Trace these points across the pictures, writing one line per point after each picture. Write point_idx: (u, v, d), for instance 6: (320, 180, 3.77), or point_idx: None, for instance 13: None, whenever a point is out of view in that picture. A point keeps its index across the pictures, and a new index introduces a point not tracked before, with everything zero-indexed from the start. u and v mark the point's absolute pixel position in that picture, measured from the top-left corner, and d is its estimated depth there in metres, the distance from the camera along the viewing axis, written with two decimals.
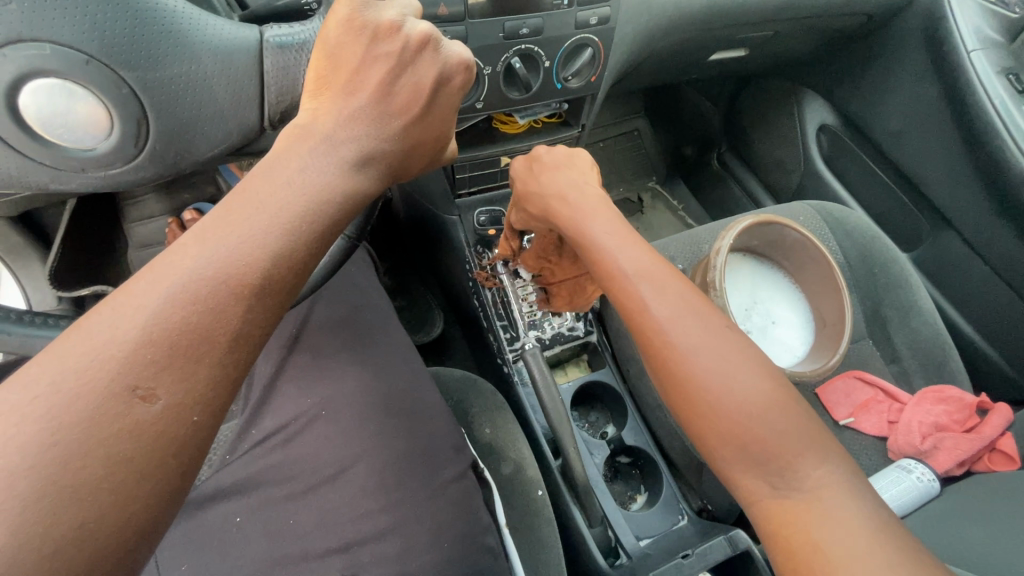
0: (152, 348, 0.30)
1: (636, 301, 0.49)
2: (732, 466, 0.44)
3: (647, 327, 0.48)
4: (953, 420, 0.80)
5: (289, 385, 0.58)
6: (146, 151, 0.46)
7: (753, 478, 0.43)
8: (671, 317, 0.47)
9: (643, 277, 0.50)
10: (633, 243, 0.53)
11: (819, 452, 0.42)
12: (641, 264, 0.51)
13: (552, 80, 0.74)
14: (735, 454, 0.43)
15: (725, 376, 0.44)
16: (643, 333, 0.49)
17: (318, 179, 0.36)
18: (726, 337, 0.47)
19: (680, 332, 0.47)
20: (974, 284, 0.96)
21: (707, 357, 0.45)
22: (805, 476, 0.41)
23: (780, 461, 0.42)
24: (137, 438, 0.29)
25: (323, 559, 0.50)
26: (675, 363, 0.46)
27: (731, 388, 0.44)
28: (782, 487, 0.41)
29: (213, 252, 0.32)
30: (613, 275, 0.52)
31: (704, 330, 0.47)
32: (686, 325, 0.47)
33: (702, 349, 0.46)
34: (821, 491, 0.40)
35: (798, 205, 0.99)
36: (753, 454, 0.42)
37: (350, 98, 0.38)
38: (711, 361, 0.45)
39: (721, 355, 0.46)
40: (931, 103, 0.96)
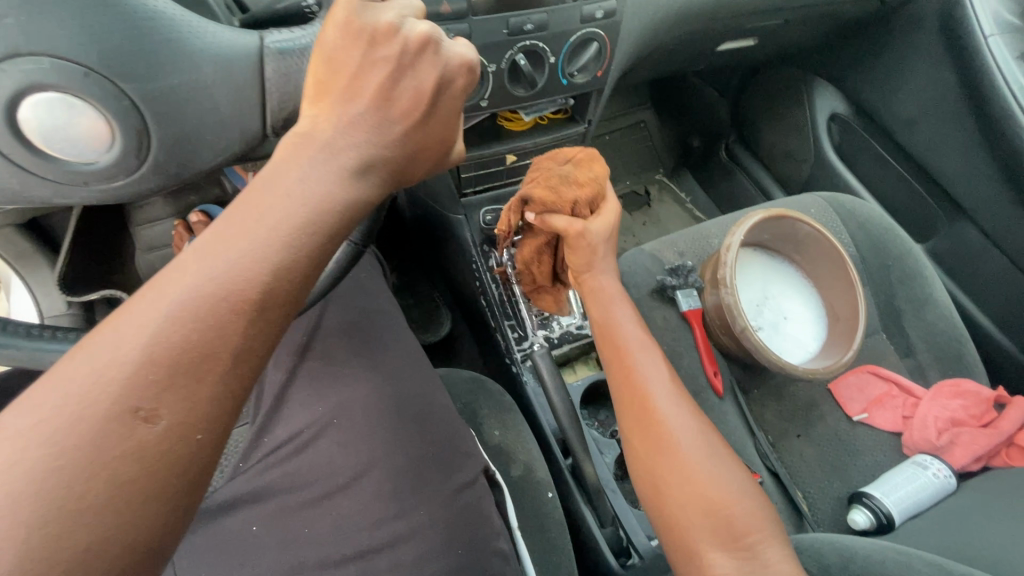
0: (154, 368, 0.29)
1: (645, 386, 0.59)
2: (704, 536, 0.50)
3: (651, 407, 0.57)
4: (970, 415, 0.79)
5: (299, 391, 0.58)
6: (149, 163, 0.45)
7: (720, 550, 0.48)
8: (664, 397, 0.58)
9: (648, 362, 0.61)
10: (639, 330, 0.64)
11: (778, 538, 0.49)
12: (645, 348, 0.63)
13: (558, 76, 0.73)
14: (707, 523, 0.50)
15: (706, 454, 0.54)
16: (637, 404, 0.58)
17: (318, 189, 0.35)
18: (712, 434, 0.56)
19: (670, 412, 0.57)
20: (990, 276, 0.94)
21: (696, 443, 0.55)
22: (768, 554, 0.47)
23: (746, 538, 0.49)
24: (141, 459, 0.29)
25: (338, 566, 0.50)
26: (671, 441, 0.55)
27: (713, 472, 0.53)
28: (747, 561, 0.47)
29: (212, 268, 0.32)
30: (625, 360, 0.62)
31: (698, 425, 0.57)
32: (684, 417, 0.57)
33: (695, 438, 0.55)
34: (781, 564, 0.46)
35: (808, 197, 0.97)
36: (727, 530, 0.49)
37: (349, 103, 0.37)
38: (701, 447, 0.55)
39: (703, 439, 0.55)
40: (946, 90, 0.93)
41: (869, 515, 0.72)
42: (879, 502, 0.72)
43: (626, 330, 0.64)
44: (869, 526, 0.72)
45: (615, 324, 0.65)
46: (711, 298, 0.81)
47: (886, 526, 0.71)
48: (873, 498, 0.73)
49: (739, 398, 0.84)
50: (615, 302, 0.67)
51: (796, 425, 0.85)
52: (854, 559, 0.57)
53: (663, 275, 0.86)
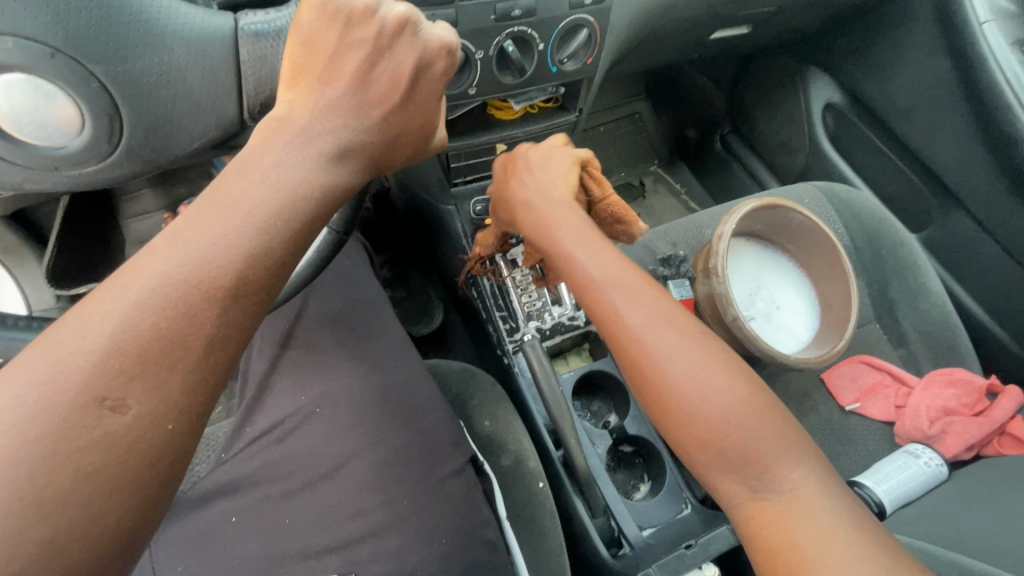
0: (122, 357, 0.29)
1: (621, 327, 0.50)
2: (715, 470, 0.46)
3: (628, 344, 0.50)
4: (962, 403, 0.79)
5: (283, 380, 0.58)
6: (122, 148, 0.45)
7: (733, 480, 0.45)
8: (641, 327, 0.50)
9: (618, 291, 0.52)
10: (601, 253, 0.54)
11: (791, 450, 0.45)
12: (612, 272, 0.53)
13: (547, 63, 0.72)
14: (716, 459, 0.46)
15: (699, 384, 0.47)
16: (614, 343, 0.51)
17: (292, 174, 0.35)
18: (702, 354, 0.48)
19: (652, 343, 0.49)
20: (984, 265, 0.94)
21: (686, 372, 0.47)
22: (782, 478, 0.44)
23: (757, 466, 0.44)
24: (108, 449, 0.28)
25: (321, 557, 0.49)
26: (657, 384, 0.48)
27: (709, 401, 0.46)
28: (761, 489, 0.44)
29: (184, 255, 0.31)
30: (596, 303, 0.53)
31: (684, 351, 0.48)
32: (666, 346, 0.49)
33: (683, 367, 0.48)
34: (795, 489, 0.43)
35: (801, 187, 0.97)
36: (735, 460, 0.45)
37: (325, 88, 0.37)
38: (693, 379, 0.47)
39: (693, 365, 0.48)
40: (941, 78, 0.93)
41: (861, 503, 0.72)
42: (870, 491, 0.72)
43: (588, 265, 0.54)
44: None
45: (577, 261, 0.55)
46: (702, 287, 0.81)
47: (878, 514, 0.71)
48: (865, 487, 0.73)
49: None
50: (568, 228, 0.57)
51: None
52: None
53: (655, 264, 0.87)
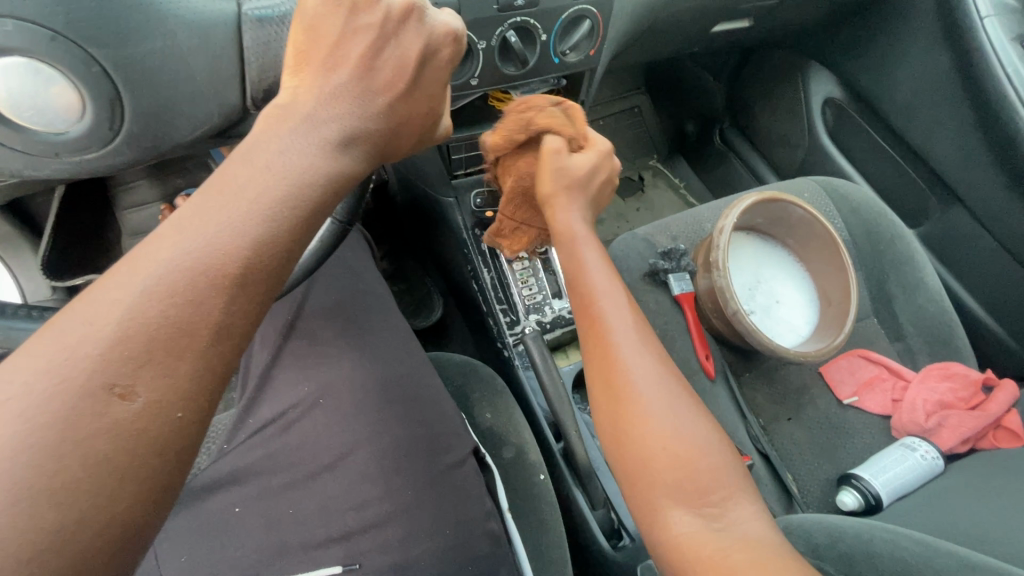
0: (130, 344, 0.29)
1: (614, 342, 0.52)
2: (672, 495, 0.46)
3: (618, 358, 0.51)
4: (958, 398, 0.79)
5: (284, 371, 0.57)
6: (123, 135, 0.44)
7: (689, 508, 0.45)
8: (632, 347, 0.52)
9: (616, 309, 0.54)
10: (607, 273, 0.57)
11: (747, 490, 0.47)
12: (612, 293, 0.55)
13: (549, 54, 0.71)
14: (677, 482, 0.46)
15: (676, 410, 0.49)
16: (604, 353, 0.52)
17: (298, 162, 0.34)
18: (682, 388, 0.51)
19: (640, 363, 0.51)
20: (982, 260, 0.94)
21: (667, 396, 0.50)
22: (735, 512, 0.45)
23: (714, 496, 0.46)
24: (118, 437, 0.28)
25: (324, 548, 0.49)
26: (639, 398, 0.49)
27: (684, 428, 0.48)
28: (714, 520, 0.44)
29: (189, 243, 0.31)
30: (595, 314, 0.54)
31: (669, 380, 0.51)
32: (653, 370, 0.51)
33: (666, 392, 0.50)
34: (748, 523, 0.44)
35: (801, 181, 0.97)
36: (693, 487, 0.46)
37: (331, 74, 0.36)
38: (671, 403, 0.49)
39: (672, 393, 0.50)
40: (941, 73, 0.93)
41: (858, 495, 0.73)
42: (868, 483, 0.73)
43: (591, 280, 0.56)
44: (857, 507, 0.73)
45: (585, 275, 0.57)
46: (703, 281, 0.82)
47: (874, 506, 0.71)
48: (862, 479, 0.73)
49: (730, 381, 0.84)
50: (585, 246, 0.59)
51: (787, 408, 0.85)
52: (843, 539, 0.58)
53: (655, 258, 0.86)
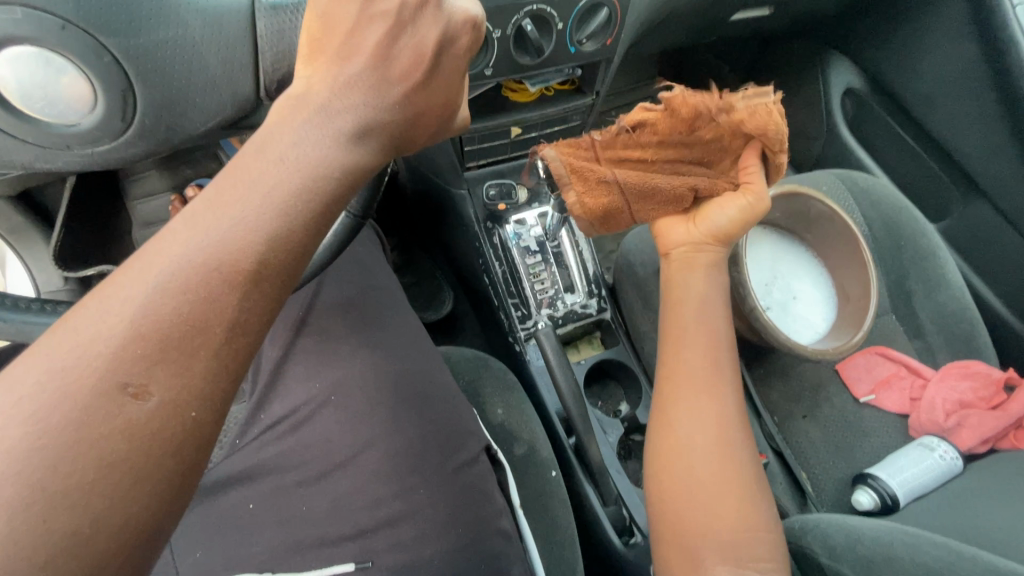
0: (143, 341, 0.28)
1: (699, 396, 0.57)
2: (713, 542, 0.50)
3: (699, 409, 0.56)
4: (978, 397, 0.77)
5: (296, 367, 0.57)
6: (134, 126, 0.43)
7: (725, 559, 0.49)
8: (714, 405, 0.56)
9: (710, 368, 0.59)
10: (711, 331, 0.60)
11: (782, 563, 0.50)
12: (709, 351, 0.59)
13: (566, 44, 0.70)
14: (720, 532, 0.50)
15: (734, 471, 0.54)
16: (688, 403, 0.57)
17: (313, 154, 0.33)
18: (747, 455, 0.55)
19: (714, 421, 0.56)
20: (1005, 257, 0.92)
21: (728, 456, 0.54)
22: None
23: (751, 556, 0.49)
24: (131, 437, 0.27)
25: (338, 545, 0.50)
26: (706, 449, 0.54)
27: (750, 486, 0.53)
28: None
29: (204, 238, 0.30)
30: (688, 364, 0.59)
31: (738, 447, 0.55)
32: (726, 435, 0.55)
33: (742, 452, 0.55)
34: None
35: (820, 174, 0.95)
36: (736, 542, 0.50)
37: (345, 63, 0.35)
38: (731, 461, 0.54)
39: (735, 456, 0.54)
40: (967, 64, 0.90)
41: (874, 495, 0.72)
42: (885, 483, 0.71)
43: (693, 332, 0.60)
44: (873, 506, 0.72)
45: (691, 329, 0.60)
46: None
47: (891, 506, 0.70)
48: (878, 479, 0.72)
49: (745, 379, 0.83)
50: (703, 298, 0.62)
51: (802, 406, 0.84)
52: (862, 540, 0.57)
53: None
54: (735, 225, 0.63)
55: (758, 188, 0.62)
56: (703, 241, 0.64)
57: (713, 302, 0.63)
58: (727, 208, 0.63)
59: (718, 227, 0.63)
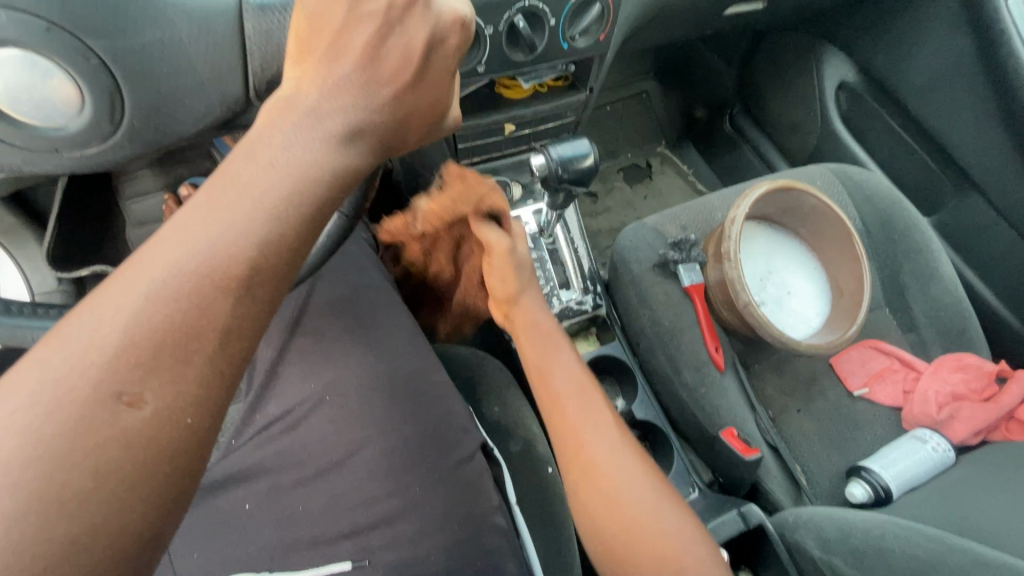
0: (136, 349, 0.28)
1: (580, 441, 0.52)
2: None
3: (583, 452, 0.52)
4: (971, 389, 0.78)
5: (290, 368, 0.57)
6: (123, 129, 0.43)
7: None
8: (600, 439, 0.52)
9: (580, 406, 0.55)
10: (570, 362, 0.59)
11: None
12: (570, 383, 0.57)
13: (558, 40, 0.69)
14: None
15: (645, 497, 0.49)
16: (574, 455, 0.52)
17: (303, 157, 0.33)
18: (655, 476, 0.51)
19: (604, 454, 0.51)
20: (998, 249, 0.92)
21: (634, 486, 0.49)
22: None
23: None
24: (127, 445, 0.27)
25: (335, 544, 0.50)
26: (610, 491, 0.49)
27: (665, 520, 0.48)
28: None
29: (194, 245, 0.30)
30: (561, 410, 0.55)
31: (642, 471, 0.51)
32: (624, 465, 0.51)
33: (645, 490, 0.49)
34: None
35: (814, 168, 0.95)
36: None
37: (334, 65, 0.34)
38: (636, 490, 0.49)
39: (640, 481, 0.50)
40: (960, 57, 0.90)
41: (867, 487, 0.72)
42: (877, 475, 0.72)
43: (553, 373, 0.58)
44: (866, 499, 0.72)
45: (548, 371, 0.58)
46: (713, 272, 0.81)
47: (884, 499, 0.71)
48: (871, 471, 0.73)
49: (740, 373, 0.83)
50: (555, 340, 0.61)
51: (796, 400, 0.85)
52: (854, 533, 0.57)
53: (665, 249, 0.84)
54: (507, 276, 0.62)
55: (492, 238, 0.60)
56: (505, 307, 0.63)
57: (558, 336, 0.61)
58: (494, 270, 0.61)
59: (491, 291, 0.63)
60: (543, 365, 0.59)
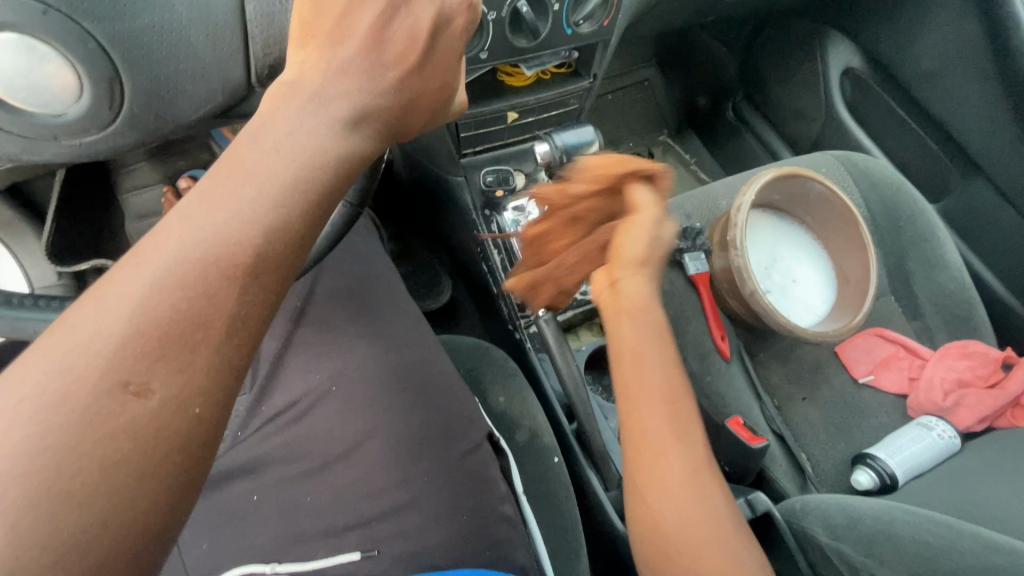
0: (142, 339, 0.27)
1: (663, 442, 0.47)
2: None
3: (663, 455, 0.46)
4: (977, 376, 0.78)
5: (295, 359, 0.57)
6: (123, 116, 0.43)
7: None
8: (685, 455, 0.47)
9: (672, 407, 0.48)
10: (667, 355, 0.50)
11: None
12: (667, 378, 0.49)
13: (562, 25, 0.68)
14: None
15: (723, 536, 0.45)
16: (651, 456, 0.47)
17: (308, 142, 0.32)
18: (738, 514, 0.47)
19: (686, 471, 0.46)
20: (1004, 236, 0.92)
21: (710, 517, 0.45)
22: None
23: None
24: (135, 436, 0.27)
25: (342, 535, 0.50)
26: (685, 511, 0.45)
27: (740, 565, 0.44)
28: None
29: (200, 233, 0.29)
30: (650, 402, 0.48)
31: (726, 503, 0.46)
32: (708, 490, 0.46)
33: (724, 525, 0.45)
34: None
35: (819, 155, 0.94)
36: None
37: (337, 48, 0.34)
38: (714, 523, 0.45)
39: (720, 517, 0.45)
40: (968, 41, 0.88)
41: (872, 475, 0.72)
42: (883, 463, 0.72)
43: (646, 362, 0.49)
44: (872, 486, 0.72)
45: (642, 354, 0.49)
46: (719, 260, 0.79)
47: (890, 486, 0.71)
48: (877, 459, 0.73)
49: (745, 362, 0.83)
50: (651, 326, 0.50)
51: (802, 388, 0.84)
52: (863, 520, 0.57)
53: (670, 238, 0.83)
54: (637, 248, 0.50)
55: (642, 201, 0.52)
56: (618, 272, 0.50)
57: (657, 327, 0.50)
58: (629, 235, 0.50)
59: (617, 252, 0.51)
60: (636, 348, 0.49)
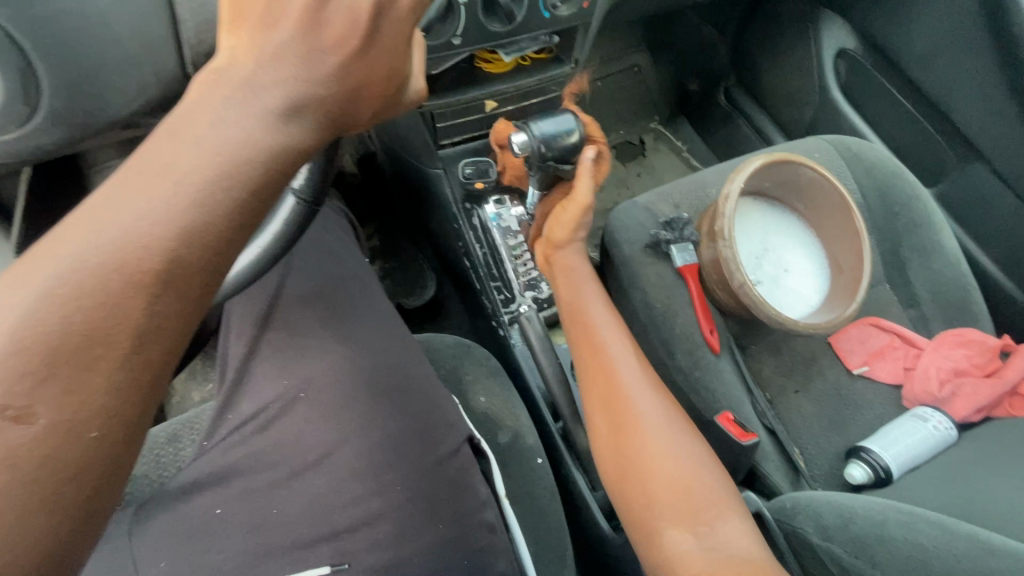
0: (27, 356, 0.27)
1: (606, 370, 0.62)
2: (660, 511, 0.53)
3: (606, 377, 0.61)
4: (974, 364, 0.76)
5: (263, 363, 0.54)
6: (44, 111, 0.41)
7: (679, 528, 0.51)
8: (624, 378, 0.61)
9: (610, 342, 0.63)
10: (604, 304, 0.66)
11: (729, 508, 0.53)
12: (605, 324, 0.65)
13: (538, 8, 0.65)
14: (670, 498, 0.53)
15: (661, 430, 0.57)
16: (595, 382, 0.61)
17: (233, 136, 0.30)
18: (675, 413, 0.59)
19: (626, 388, 0.60)
20: (1002, 221, 0.89)
21: (650, 417, 0.58)
22: (722, 527, 0.51)
23: (698, 509, 0.52)
24: (16, 464, 0.26)
25: (311, 548, 0.48)
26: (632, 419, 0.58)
27: (679, 450, 0.56)
28: (699, 534, 0.51)
29: (102, 236, 0.28)
30: (591, 341, 0.64)
31: (662, 405, 0.59)
32: (646, 395, 0.60)
33: (660, 421, 0.58)
34: (736, 539, 0.51)
35: (811, 140, 0.91)
36: (685, 505, 0.52)
37: (271, 31, 0.31)
38: (652, 422, 0.58)
39: (659, 413, 0.59)
40: (963, 19, 0.84)
41: (867, 469, 0.70)
42: (878, 456, 0.70)
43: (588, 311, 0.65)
44: (867, 480, 0.70)
45: (583, 306, 0.66)
46: (706, 251, 0.77)
47: (884, 480, 0.68)
48: (871, 452, 0.71)
49: (735, 355, 0.80)
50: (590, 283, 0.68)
51: (795, 380, 0.82)
52: (855, 519, 0.55)
53: (656, 229, 0.80)
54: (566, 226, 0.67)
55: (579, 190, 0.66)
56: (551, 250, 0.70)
57: (592, 282, 0.68)
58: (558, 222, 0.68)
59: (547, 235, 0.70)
60: (578, 301, 0.67)
